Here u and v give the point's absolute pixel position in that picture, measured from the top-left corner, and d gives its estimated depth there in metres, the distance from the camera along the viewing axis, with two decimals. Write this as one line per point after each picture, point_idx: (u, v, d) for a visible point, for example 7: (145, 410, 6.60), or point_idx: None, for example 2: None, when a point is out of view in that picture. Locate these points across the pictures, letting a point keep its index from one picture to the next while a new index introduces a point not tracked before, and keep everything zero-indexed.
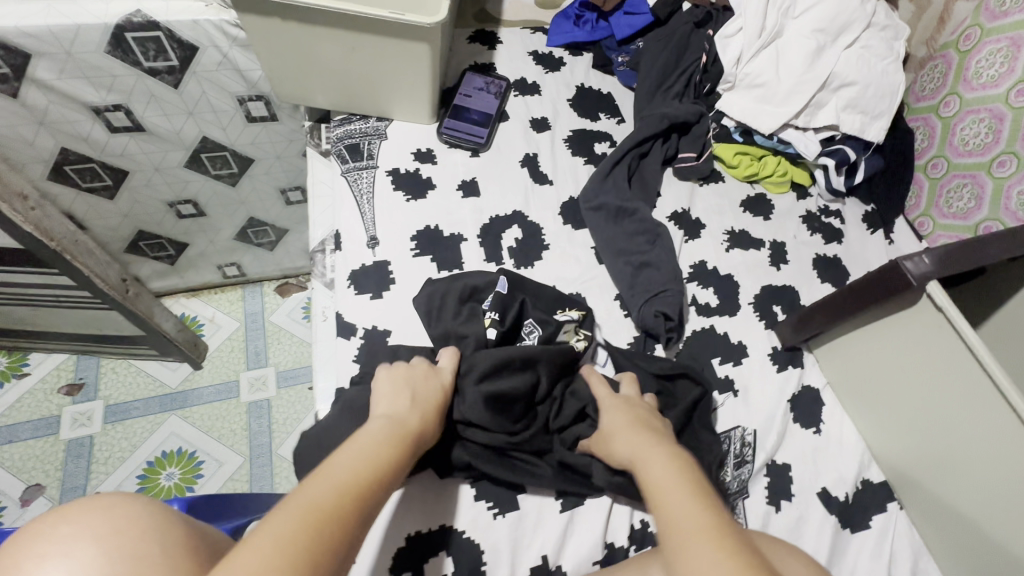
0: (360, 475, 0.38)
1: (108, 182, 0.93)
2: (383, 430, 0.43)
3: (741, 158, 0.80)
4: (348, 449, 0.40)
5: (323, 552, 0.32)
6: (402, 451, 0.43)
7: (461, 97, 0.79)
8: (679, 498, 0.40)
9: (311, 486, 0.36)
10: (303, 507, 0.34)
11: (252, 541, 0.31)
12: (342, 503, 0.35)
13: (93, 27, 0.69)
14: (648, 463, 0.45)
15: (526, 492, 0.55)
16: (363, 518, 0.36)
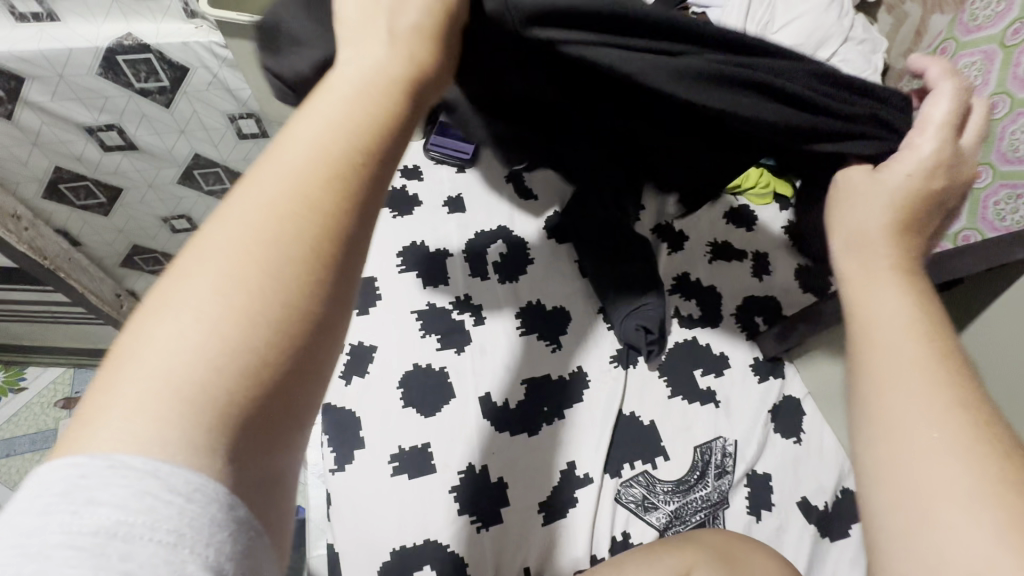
0: (334, 140, 0.24)
1: (102, 199, 0.94)
2: (360, 62, 0.27)
3: None
4: (319, 96, 0.26)
5: (300, 270, 0.22)
6: (399, 88, 0.26)
7: None
8: (894, 333, 0.32)
9: (265, 172, 0.24)
10: (257, 208, 0.23)
11: (194, 267, 0.22)
12: (313, 190, 0.23)
13: (85, 51, 0.71)
14: (869, 285, 0.35)
15: (509, 505, 0.55)
16: (355, 198, 0.24)
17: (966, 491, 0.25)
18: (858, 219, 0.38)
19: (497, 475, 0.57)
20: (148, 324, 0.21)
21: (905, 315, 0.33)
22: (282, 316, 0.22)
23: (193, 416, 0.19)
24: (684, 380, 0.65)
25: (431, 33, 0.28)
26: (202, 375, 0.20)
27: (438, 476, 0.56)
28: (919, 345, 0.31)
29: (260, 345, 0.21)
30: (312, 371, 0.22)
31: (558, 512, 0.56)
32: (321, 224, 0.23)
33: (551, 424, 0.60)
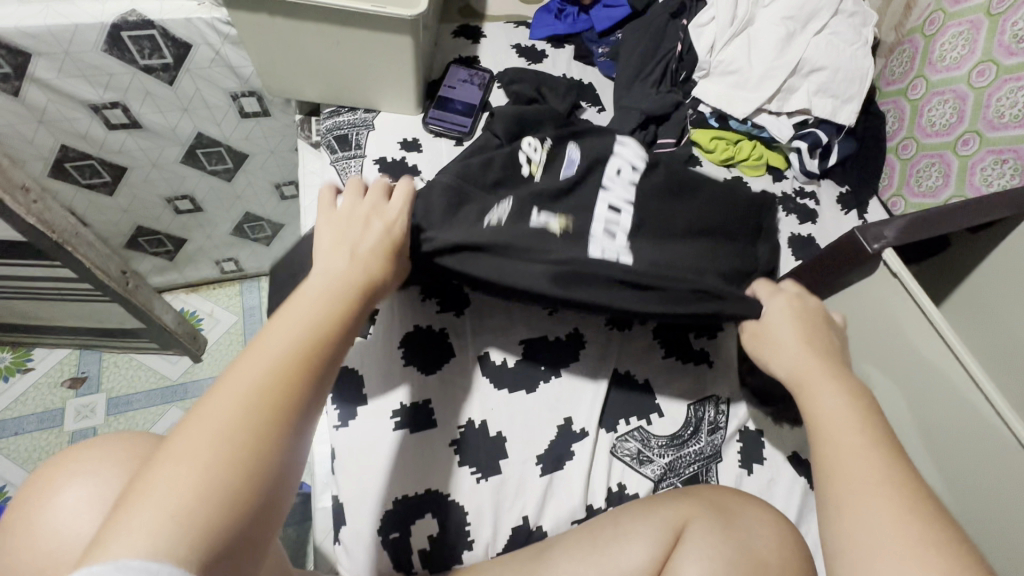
0: (300, 339, 0.40)
1: (107, 178, 0.96)
2: (324, 289, 0.45)
3: (717, 143, 0.83)
4: (296, 305, 0.43)
5: (269, 426, 0.35)
6: (347, 306, 0.45)
7: (446, 90, 0.82)
8: (849, 440, 0.46)
9: (247, 363, 0.38)
10: (239, 388, 0.36)
11: (191, 432, 0.34)
12: (282, 375, 0.38)
13: (90, 27, 0.73)
14: (817, 389, 0.50)
15: (508, 458, 0.57)
16: (311, 378, 0.39)
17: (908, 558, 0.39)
18: (783, 356, 0.54)
19: (496, 430, 0.58)
20: (157, 476, 0.31)
21: (847, 416, 0.48)
22: (255, 457, 0.34)
23: (191, 529, 0.30)
24: (678, 342, 0.66)
25: (379, 256, 0.50)
26: (200, 497, 0.31)
27: (439, 430, 0.57)
28: (865, 444, 0.45)
29: (242, 477, 0.33)
30: (271, 500, 0.34)
31: (556, 464, 0.58)
32: (286, 393, 0.37)
33: (548, 382, 0.62)
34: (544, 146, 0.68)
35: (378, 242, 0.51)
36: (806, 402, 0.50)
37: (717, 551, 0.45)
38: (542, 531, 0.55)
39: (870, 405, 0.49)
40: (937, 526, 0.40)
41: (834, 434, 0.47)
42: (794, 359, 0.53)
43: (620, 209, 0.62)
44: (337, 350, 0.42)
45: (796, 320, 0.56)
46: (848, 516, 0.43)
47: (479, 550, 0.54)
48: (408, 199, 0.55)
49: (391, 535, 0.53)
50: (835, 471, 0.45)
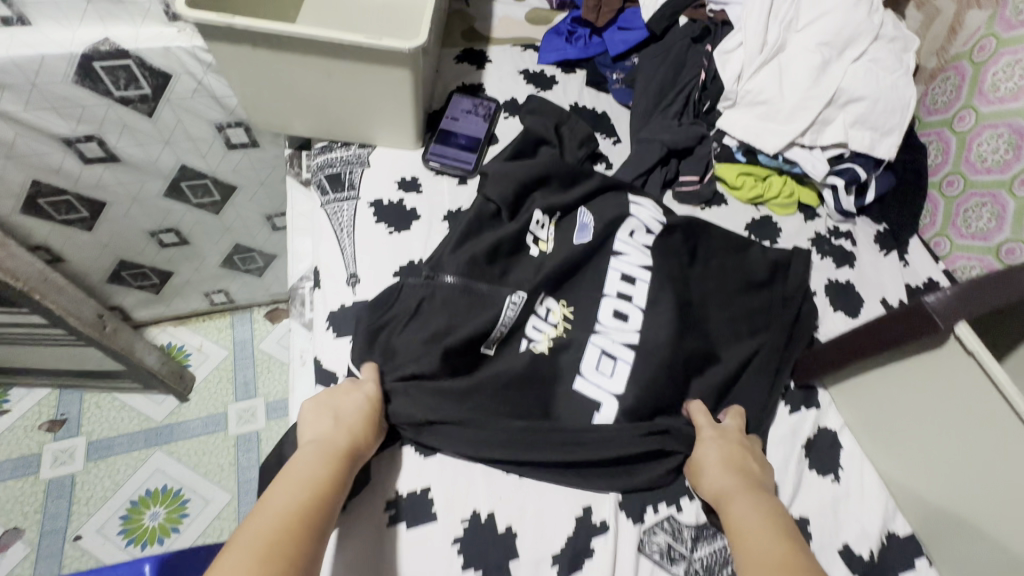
0: (294, 509, 0.41)
1: (84, 213, 0.89)
2: (311, 459, 0.46)
3: (744, 179, 0.76)
4: (287, 474, 0.44)
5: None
6: (332, 473, 0.45)
7: (448, 121, 0.75)
8: (760, 542, 0.43)
9: (245, 534, 0.38)
10: (236, 562, 0.36)
11: None
12: (282, 553, 0.38)
13: (58, 57, 0.67)
14: (733, 497, 0.48)
15: (519, 558, 0.50)
16: (305, 552, 0.39)
17: None
18: (710, 476, 0.51)
19: (506, 524, 0.51)
20: None
21: (766, 524, 0.45)
22: None
23: None
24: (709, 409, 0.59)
25: (365, 410, 0.51)
26: None
27: (440, 525, 0.50)
28: (775, 543, 0.43)
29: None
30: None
31: (574, 563, 0.50)
32: (284, 564, 0.37)
33: None
34: (552, 218, 0.65)
35: (360, 409, 0.51)
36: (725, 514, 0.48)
37: None
38: None
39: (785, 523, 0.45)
40: None
41: (752, 540, 0.44)
42: (717, 475, 0.50)
43: (634, 279, 0.61)
44: (328, 515, 0.43)
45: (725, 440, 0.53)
46: None
47: None
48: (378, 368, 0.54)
49: None
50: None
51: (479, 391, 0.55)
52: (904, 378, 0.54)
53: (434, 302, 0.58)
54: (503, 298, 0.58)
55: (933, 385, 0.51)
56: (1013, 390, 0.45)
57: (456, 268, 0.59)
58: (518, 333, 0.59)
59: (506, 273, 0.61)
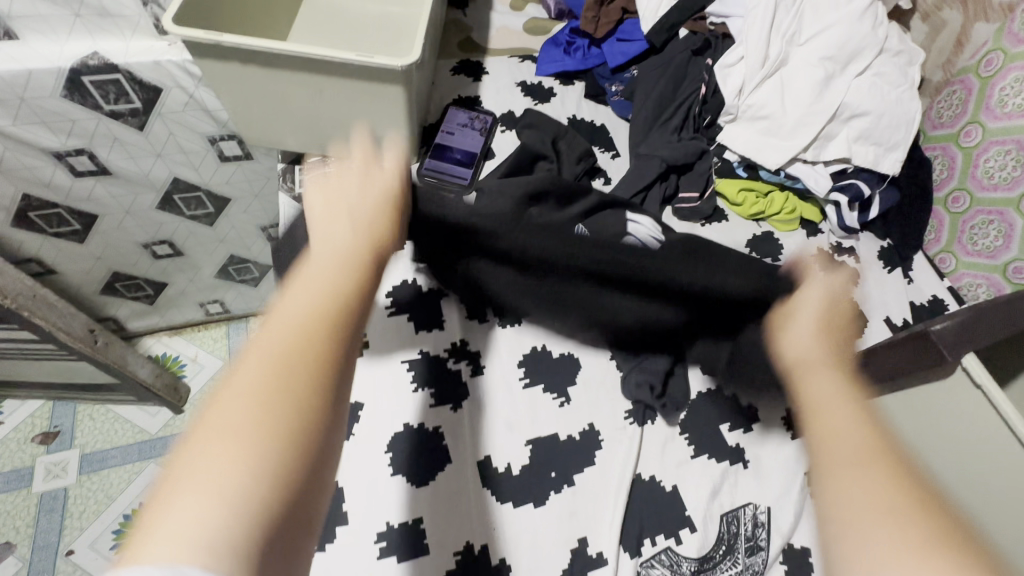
0: (317, 305, 0.36)
1: (76, 226, 0.88)
2: (331, 251, 0.40)
3: (746, 194, 0.74)
4: (296, 284, 0.38)
5: (301, 410, 0.32)
6: (366, 246, 0.41)
7: (443, 135, 0.74)
8: (847, 421, 0.36)
9: (267, 339, 0.34)
10: (259, 365, 0.32)
11: (206, 437, 0.29)
12: (295, 372, 0.33)
13: (46, 72, 0.65)
14: (816, 372, 0.40)
15: None
16: (323, 373, 0.33)
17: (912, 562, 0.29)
18: (795, 340, 0.44)
19: (499, 556, 0.50)
20: (177, 490, 0.28)
21: (843, 402, 0.37)
22: (287, 452, 0.30)
23: (233, 537, 0.27)
24: (709, 436, 0.58)
25: (383, 210, 0.44)
26: (225, 509, 0.27)
27: (433, 557, 0.49)
28: (861, 431, 0.35)
29: (279, 466, 0.29)
30: (314, 491, 0.31)
31: None
32: (314, 367, 0.33)
33: (559, 493, 0.53)
34: None
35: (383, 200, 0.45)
36: (799, 382, 0.40)
37: None
38: None
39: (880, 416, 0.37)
40: (926, 521, 0.30)
41: (838, 434, 0.36)
42: (805, 347, 0.42)
43: None
44: (360, 307, 0.38)
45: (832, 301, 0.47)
46: (839, 506, 0.32)
47: None
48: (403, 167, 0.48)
49: None
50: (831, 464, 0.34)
51: None
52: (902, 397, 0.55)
53: None
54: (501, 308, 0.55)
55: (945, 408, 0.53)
56: None
57: None
58: None
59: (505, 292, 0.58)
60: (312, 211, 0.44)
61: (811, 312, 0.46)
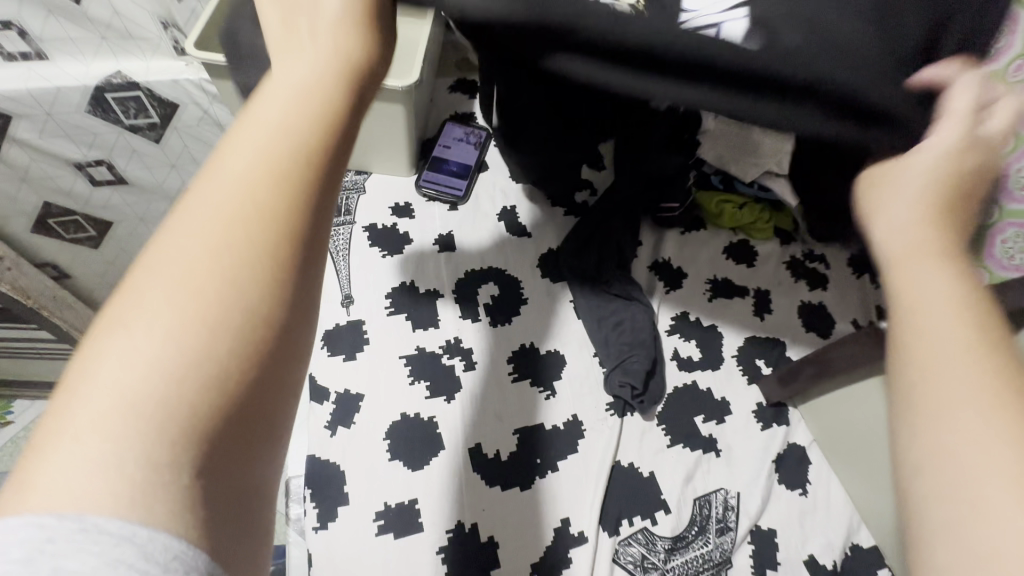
0: (270, 142, 0.25)
1: (92, 233, 0.93)
2: (288, 65, 0.28)
3: (723, 206, 0.77)
4: (260, 99, 0.27)
5: (254, 290, 0.23)
6: (341, 71, 0.28)
7: (440, 149, 0.79)
8: (927, 273, 0.30)
9: (207, 186, 0.24)
10: (197, 222, 0.23)
11: (139, 292, 0.22)
12: (256, 220, 0.24)
13: (73, 89, 0.71)
14: (895, 182, 0.35)
15: (499, 567, 0.53)
16: (299, 225, 0.25)
17: (980, 417, 0.24)
18: (890, 212, 0.34)
19: (488, 533, 0.54)
20: (91, 365, 0.20)
21: (955, 302, 0.28)
22: (242, 326, 0.22)
23: (163, 431, 0.19)
24: (685, 428, 0.62)
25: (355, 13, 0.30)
26: (166, 384, 0.20)
27: (425, 535, 0.53)
28: (951, 291, 0.29)
29: (227, 353, 0.21)
30: (283, 395, 0.23)
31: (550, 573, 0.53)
32: (269, 227, 0.24)
33: (544, 477, 0.58)
34: None
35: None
36: (892, 275, 0.31)
37: None
38: None
39: (987, 294, 0.30)
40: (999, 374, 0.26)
41: (943, 364, 0.27)
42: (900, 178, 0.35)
43: None
44: (334, 148, 0.27)
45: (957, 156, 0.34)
46: (908, 360, 0.28)
47: None
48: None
49: None
50: (917, 385, 0.27)
51: None
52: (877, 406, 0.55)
53: None
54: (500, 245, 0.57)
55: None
56: None
57: None
58: None
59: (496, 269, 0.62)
60: (262, 7, 0.31)
61: (916, 178, 0.34)
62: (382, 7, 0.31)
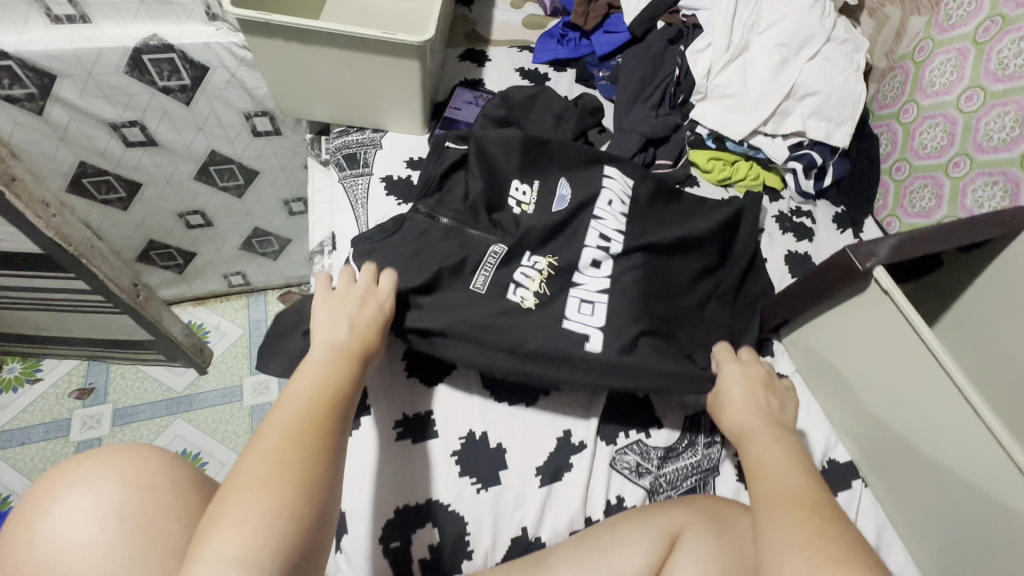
0: (320, 390, 0.49)
1: (122, 193, 0.99)
2: (330, 350, 0.53)
3: (715, 163, 0.85)
4: (303, 369, 0.51)
5: (311, 467, 0.43)
6: (358, 356, 0.54)
7: (451, 110, 0.86)
8: (764, 443, 0.53)
9: (281, 415, 0.46)
10: (279, 433, 0.44)
11: (246, 470, 0.42)
12: (309, 430, 0.45)
13: (113, 50, 0.76)
14: (727, 394, 0.60)
15: (507, 469, 0.59)
16: (333, 432, 0.47)
17: (789, 513, 0.45)
18: (733, 415, 0.57)
19: (496, 441, 0.60)
20: (228, 511, 0.39)
21: (783, 463, 0.51)
22: (301, 486, 0.42)
23: (269, 541, 0.38)
24: None
25: (372, 325, 0.58)
26: (269, 517, 0.39)
27: (441, 441, 0.59)
28: (778, 448, 0.52)
29: (296, 503, 0.41)
30: (319, 533, 0.42)
31: (554, 475, 0.59)
32: (319, 435, 0.45)
33: (547, 396, 0.63)
34: (533, 188, 0.77)
35: (372, 319, 0.58)
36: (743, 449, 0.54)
37: (713, 551, 0.50)
38: (541, 541, 0.56)
39: (799, 452, 0.53)
40: (818, 501, 0.46)
41: (773, 488, 0.48)
42: (735, 393, 0.59)
43: (610, 238, 0.70)
44: (350, 393, 0.51)
45: (749, 382, 0.60)
46: (761, 492, 0.49)
47: (478, 559, 0.55)
48: (396, 282, 0.62)
49: (392, 544, 0.54)
50: (759, 505, 0.48)
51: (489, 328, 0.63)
52: (853, 323, 0.63)
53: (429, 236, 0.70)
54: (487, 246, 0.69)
55: (890, 345, 0.59)
56: (925, 333, 0.55)
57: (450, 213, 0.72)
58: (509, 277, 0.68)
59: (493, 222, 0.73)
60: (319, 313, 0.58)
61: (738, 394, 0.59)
62: (389, 317, 0.61)
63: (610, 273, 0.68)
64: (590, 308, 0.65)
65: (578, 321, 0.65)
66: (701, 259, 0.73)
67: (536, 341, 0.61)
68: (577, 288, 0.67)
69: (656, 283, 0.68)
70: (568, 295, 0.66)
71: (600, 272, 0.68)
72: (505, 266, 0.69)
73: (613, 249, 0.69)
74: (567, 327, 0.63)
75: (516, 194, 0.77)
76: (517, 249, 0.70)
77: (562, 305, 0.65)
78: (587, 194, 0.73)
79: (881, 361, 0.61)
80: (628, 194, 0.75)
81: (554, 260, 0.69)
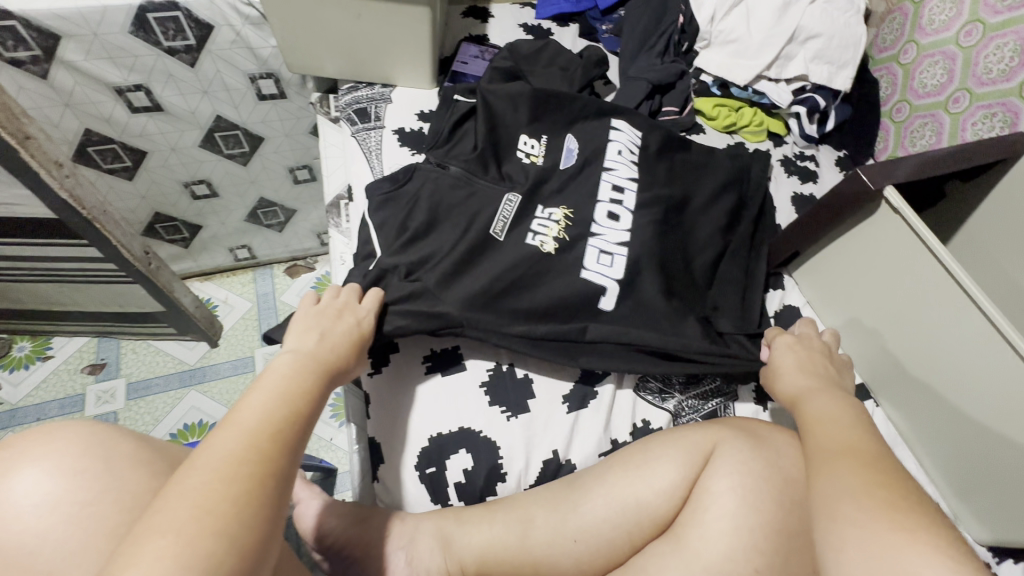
0: (271, 414, 0.43)
1: (127, 162, 0.99)
2: (293, 366, 0.49)
3: (720, 109, 0.87)
4: (254, 390, 0.46)
5: (246, 502, 0.37)
6: (318, 374, 0.50)
7: (459, 65, 0.87)
8: (820, 399, 0.54)
9: (219, 441, 0.40)
10: (214, 461, 0.38)
11: (167, 507, 0.35)
12: (252, 456, 0.39)
13: (118, 8, 0.76)
14: (776, 353, 0.62)
15: (535, 398, 0.62)
16: (282, 459, 0.41)
17: (843, 462, 0.46)
18: (787, 378, 0.59)
19: (523, 372, 0.63)
20: (136, 560, 0.32)
21: (842, 421, 0.51)
22: (234, 523, 0.35)
23: None
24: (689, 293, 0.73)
25: (346, 341, 0.55)
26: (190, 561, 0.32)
27: (469, 373, 0.62)
28: (839, 405, 0.53)
29: (227, 542, 0.34)
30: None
31: (581, 402, 0.62)
32: (261, 464, 0.39)
33: None
34: (541, 141, 0.76)
35: (347, 332, 0.56)
36: (799, 410, 0.55)
37: (745, 466, 0.50)
38: (572, 464, 0.59)
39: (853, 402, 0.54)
40: (866, 443, 0.47)
41: (833, 444, 0.48)
42: (785, 353, 0.61)
43: (623, 188, 0.70)
44: (306, 416, 0.45)
45: (803, 350, 0.62)
46: (818, 440, 0.50)
47: (511, 482, 0.58)
48: (380, 300, 0.60)
49: (427, 470, 0.57)
50: (814, 460, 0.49)
51: (511, 270, 0.64)
52: (871, 248, 0.65)
53: (441, 184, 0.70)
54: (502, 197, 0.70)
55: (907, 266, 0.62)
56: (941, 250, 0.57)
57: (461, 162, 0.72)
58: (525, 229, 0.68)
59: (503, 175, 0.73)
60: (298, 320, 0.56)
61: (787, 356, 0.61)
62: (369, 332, 0.58)
63: (629, 223, 0.68)
64: (609, 258, 0.65)
65: (597, 273, 0.65)
66: (711, 201, 0.75)
67: (557, 296, 0.63)
68: (596, 239, 0.66)
69: (666, 219, 0.70)
70: (586, 246, 0.66)
71: (620, 219, 0.68)
72: (522, 217, 0.69)
73: (626, 200, 0.69)
74: (586, 278, 0.64)
75: (524, 146, 0.76)
76: (530, 203, 0.70)
77: (581, 256, 0.65)
78: (594, 148, 0.74)
79: (899, 288, 0.63)
80: (636, 144, 0.76)
81: (570, 211, 0.69)
